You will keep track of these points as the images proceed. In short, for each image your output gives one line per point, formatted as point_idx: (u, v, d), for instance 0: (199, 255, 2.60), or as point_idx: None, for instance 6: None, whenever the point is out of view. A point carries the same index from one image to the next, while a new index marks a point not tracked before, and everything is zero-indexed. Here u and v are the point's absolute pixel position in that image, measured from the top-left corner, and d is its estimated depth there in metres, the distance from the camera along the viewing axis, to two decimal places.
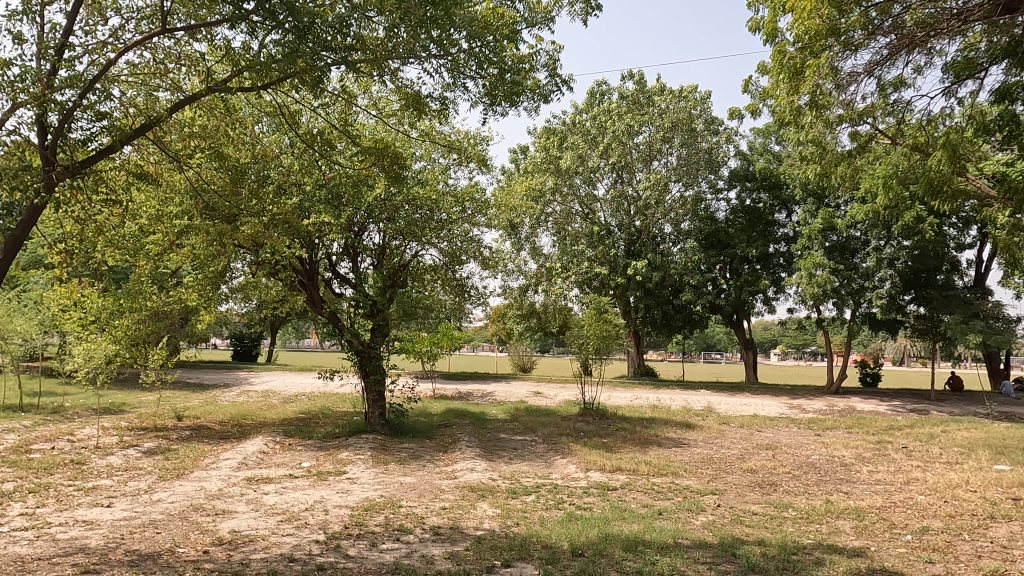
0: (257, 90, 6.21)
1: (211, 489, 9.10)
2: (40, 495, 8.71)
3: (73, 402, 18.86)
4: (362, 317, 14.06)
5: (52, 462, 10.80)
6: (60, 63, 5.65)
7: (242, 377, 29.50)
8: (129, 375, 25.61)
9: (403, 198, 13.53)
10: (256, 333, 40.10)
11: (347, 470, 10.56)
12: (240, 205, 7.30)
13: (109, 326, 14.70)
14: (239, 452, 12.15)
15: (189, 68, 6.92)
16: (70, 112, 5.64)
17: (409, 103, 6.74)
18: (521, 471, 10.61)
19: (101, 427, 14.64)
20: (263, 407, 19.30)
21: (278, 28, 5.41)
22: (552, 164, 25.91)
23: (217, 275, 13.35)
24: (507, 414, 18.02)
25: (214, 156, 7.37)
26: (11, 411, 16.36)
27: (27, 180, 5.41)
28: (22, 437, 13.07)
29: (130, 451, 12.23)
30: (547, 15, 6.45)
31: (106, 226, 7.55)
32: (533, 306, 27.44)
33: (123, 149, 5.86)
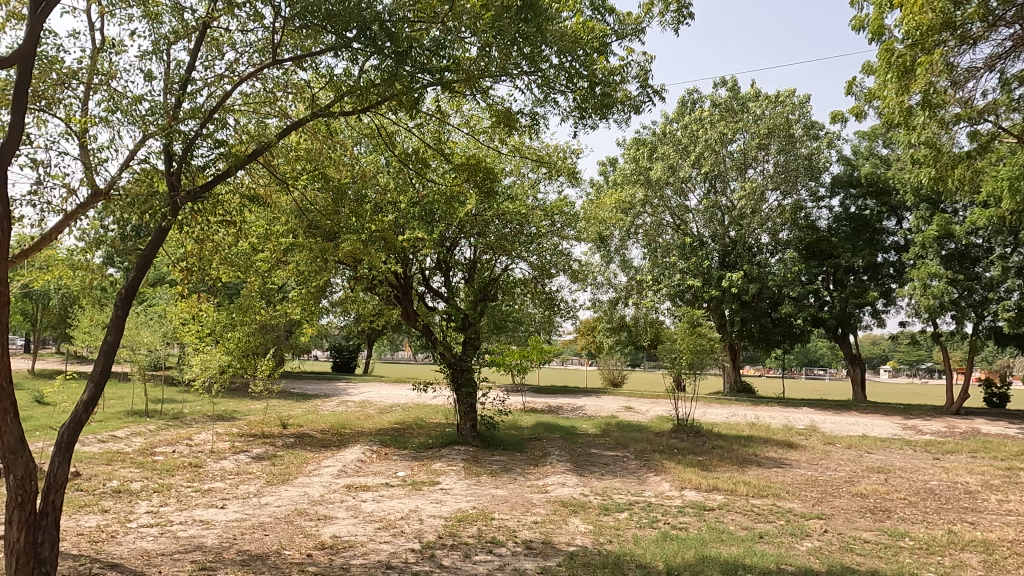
0: (357, 113, 6.50)
1: (313, 495, 9.53)
2: (163, 494, 9.41)
3: (191, 409, 20.29)
4: (454, 330, 14.45)
5: (172, 464, 11.67)
6: (184, 96, 6.17)
7: (341, 388, 30.77)
8: (239, 385, 27.27)
9: (493, 213, 13.75)
10: (353, 346, 41.76)
11: (440, 481, 10.74)
12: (340, 223, 7.69)
13: (223, 339, 15.80)
14: (338, 459, 12.66)
15: (295, 95, 7.33)
16: (193, 141, 6.14)
17: (500, 119, 6.83)
18: (613, 487, 10.46)
19: (215, 433, 15.67)
20: (360, 417, 20.00)
21: (377, 54, 5.67)
22: (642, 175, 25.35)
23: (319, 290, 14.03)
24: (598, 429, 17.79)
25: (317, 178, 7.77)
26: (139, 417, 17.81)
27: (155, 205, 5.97)
28: (148, 441, 14.21)
29: (240, 456, 13.01)
30: (637, 26, 6.38)
31: (223, 246, 8.16)
32: (623, 319, 26.98)
33: (237, 173, 6.33)
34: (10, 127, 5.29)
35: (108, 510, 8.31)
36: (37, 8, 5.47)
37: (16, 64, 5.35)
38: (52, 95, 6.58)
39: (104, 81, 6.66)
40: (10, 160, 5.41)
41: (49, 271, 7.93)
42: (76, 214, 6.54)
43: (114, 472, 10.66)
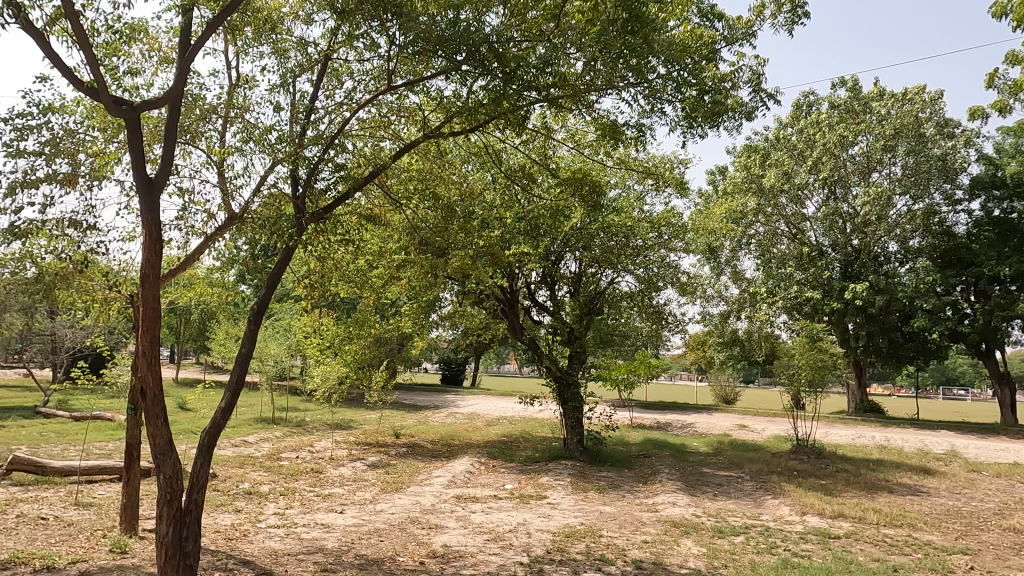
0: (466, 132, 6.71)
1: (425, 504, 9.81)
2: (288, 497, 10.03)
3: (313, 418, 21.52)
4: (560, 344, 14.46)
5: (297, 469, 12.42)
6: (308, 125, 6.63)
7: (450, 400, 31.54)
8: (356, 396, 28.65)
9: (599, 226, 13.65)
10: (461, 359, 42.67)
11: (547, 495, 10.73)
12: (449, 240, 7.95)
13: (341, 351, 16.70)
14: (448, 470, 12.96)
15: (407, 118, 7.66)
16: (316, 165, 6.58)
17: (606, 132, 6.82)
18: (727, 509, 10.00)
19: (334, 441, 16.53)
20: (469, 428, 20.41)
21: (486, 74, 5.86)
22: (754, 183, 24.24)
23: (429, 304, 14.50)
24: (710, 448, 17.14)
25: (428, 197, 8.06)
26: (267, 424, 19.14)
27: (283, 227, 6.44)
28: (275, 446, 15.20)
29: (357, 464, 13.65)
30: (748, 29, 6.16)
31: (342, 263, 8.66)
32: (735, 333, 25.91)
33: (355, 194, 6.72)
34: (162, 160, 5.89)
35: (240, 510, 8.96)
36: (185, 52, 6.07)
37: (167, 103, 5.96)
38: (195, 128, 7.28)
39: (239, 113, 7.29)
40: (162, 190, 6.01)
41: (192, 288, 8.73)
42: (215, 236, 7.17)
43: (246, 474, 11.49)
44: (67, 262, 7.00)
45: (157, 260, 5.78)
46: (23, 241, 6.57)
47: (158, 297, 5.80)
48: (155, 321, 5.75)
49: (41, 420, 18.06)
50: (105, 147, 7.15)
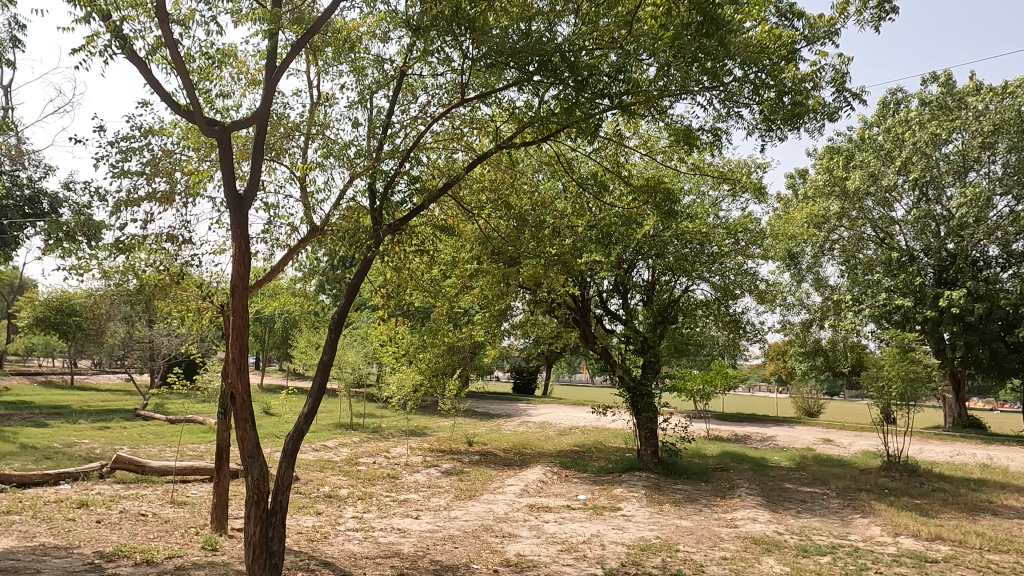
0: (538, 142, 6.75)
1: (498, 512, 9.85)
2: (366, 502, 10.30)
3: (389, 424, 22.06)
4: (633, 353, 14.27)
5: (374, 474, 12.75)
6: (384, 140, 6.84)
7: (522, 408, 31.64)
8: (430, 403, 29.20)
9: (672, 233, 13.37)
10: (533, 368, 42.74)
11: (621, 507, 10.56)
12: (521, 249, 8.00)
13: (416, 359, 17.08)
14: (521, 479, 12.98)
15: (479, 129, 7.78)
16: (393, 179, 6.78)
17: (679, 138, 6.70)
18: (812, 527, 9.54)
19: (409, 447, 16.88)
20: (541, 438, 20.40)
21: (558, 84, 5.91)
22: (838, 186, 23.03)
23: (501, 313, 14.59)
24: (793, 462, 16.46)
25: (500, 207, 8.14)
26: (346, 429, 19.76)
27: (361, 238, 6.66)
28: (353, 451, 15.67)
29: (432, 470, 13.88)
30: (830, 27, 5.91)
31: (417, 273, 8.87)
32: (818, 343, 24.76)
33: (430, 206, 6.87)
34: (250, 177, 6.21)
35: (321, 512, 9.27)
36: (272, 74, 6.39)
37: (255, 123, 6.28)
38: (279, 146, 7.63)
39: (319, 130, 7.60)
40: (250, 205, 6.33)
41: (276, 298, 9.15)
42: (297, 248, 7.49)
43: (326, 478, 11.88)
44: (164, 274, 7.48)
45: (246, 271, 6.09)
46: (126, 254, 7.08)
47: (247, 307, 6.10)
48: (243, 329, 6.05)
49: (142, 422, 19.31)
50: (199, 166, 7.62)
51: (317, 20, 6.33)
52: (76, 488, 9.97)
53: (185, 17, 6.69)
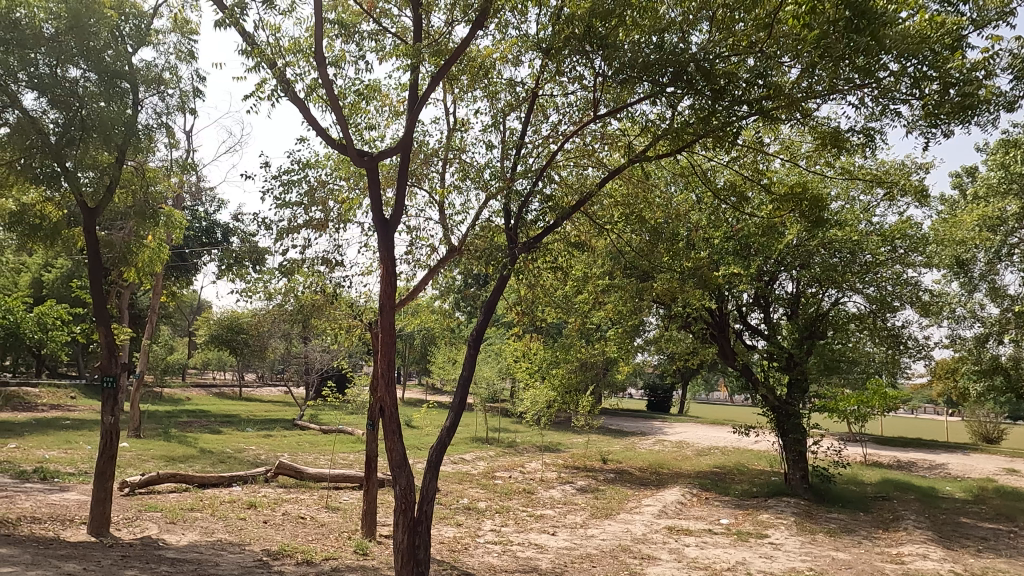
0: (672, 155, 6.63)
1: (636, 533, 9.64)
2: (504, 515, 10.48)
3: (523, 439, 22.34)
4: (777, 370, 13.54)
5: (510, 488, 12.95)
6: (519, 161, 7.03)
7: (657, 426, 30.82)
8: (564, 420, 29.30)
9: (818, 242, 12.53)
10: (667, 385, 41.60)
11: (768, 534, 9.94)
12: (656, 264, 7.85)
13: (549, 375, 17.21)
14: (658, 499, 12.62)
15: (610, 145, 7.77)
16: (527, 198, 6.94)
17: (827, 141, 6.26)
18: (997, 569, 8.44)
19: (544, 463, 17.00)
20: (678, 457, 19.75)
21: (694, 95, 5.79)
22: (1015, 182, 19.58)
23: (633, 328, 14.35)
24: (969, 494, 14.70)
25: (633, 221, 8.04)
26: (481, 443, 20.27)
27: (498, 257, 6.87)
28: (489, 465, 16.03)
29: (567, 487, 13.85)
30: (1004, 8, 5.31)
31: (551, 289, 8.96)
32: (996, 360, 21.75)
33: (563, 223, 6.98)
34: (394, 203, 6.61)
35: (461, 523, 9.55)
36: (414, 104, 6.78)
37: (400, 151, 6.69)
38: (419, 171, 8.07)
39: (456, 154, 7.96)
40: (396, 228, 6.73)
41: (417, 316, 9.60)
42: (438, 268, 7.89)
43: (465, 491, 12.22)
44: (318, 294, 8.15)
45: (392, 290, 6.45)
46: (288, 277, 7.79)
47: (393, 323, 6.44)
48: (391, 345, 6.36)
49: (299, 431, 21.00)
50: (349, 194, 8.22)
51: (454, 51, 6.66)
52: (247, 490, 11.02)
53: (337, 58, 7.29)
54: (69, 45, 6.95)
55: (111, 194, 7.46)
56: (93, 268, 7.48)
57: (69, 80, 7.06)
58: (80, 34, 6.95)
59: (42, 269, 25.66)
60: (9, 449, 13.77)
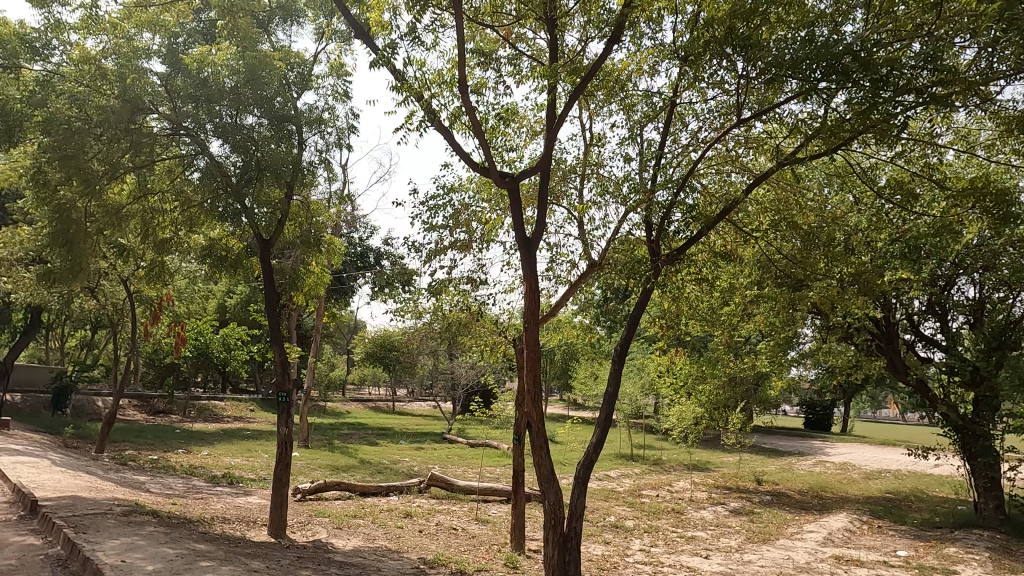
0: (825, 156, 6.21)
1: (799, 560, 8.99)
2: (653, 535, 10.21)
3: (669, 457, 21.66)
4: (959, 386, 12.11)
5: (658, 507, 12.57)
6: (658, 172, 6.91)
7: (817, 446, 28.62)
8: (713, 438, 28.06)
9: (1006, 240, 11.09)
10: (827, 401, 38.58)
11: (957, 570, 8.85)
12: (811, 271, 7.36)
13: (695, 391, 16.60)
14: (823, 525, 11.69)
15: (756, 148, 7.40)
16: (668, 210, 6.80)
17: (1013, 127, 5.55)
18: None
19: (693, 482, 16.35)
20: (844, 480, 18.18)
21: (851, 88, 5.39)
22: None
23: (786, 340, 13.47)
24: None
25: (784, 227, 7.62)
26: (626, 460, 19.92)
27: (641, 271, 6.78)
28: (635, 483, 15.69)
29: (719, 508, 13.22)
30: None
31: (695, 302, 8.69)
32: None
33: (708, 233, 6.77)
34: (536, 221, 6.73)
35: (609, 542, 9.43)
36: (551, 123, 6.89)
37: (539, 170, 6.81)
38: (558, 189, 8.19)
39: (593, 169, 7.98)
40: (538, 246, 6.84)
41: (559, 332, 9.71)
42: (579, 284, 7.94)
43: (612, 508, 12.07)
44: (464, 312, 8.47)
45: (536, 307, 6.54)
46: (436, 297, 8.20)
47: (538, 340, 6.51)
48: (535, 362, 6.42)
49: (448, 444, 21.84)
50: (491, 215, 8.52)
51: (590, 68, 6.70)
52: (403, 500, 11.62)
53: (478, 85, 7.59)
54: (246, 95, 7.81)
55: (282, 226, 8.24)
56: (268, 294, 8.30)
57: (247, 127, 7.94)
58: (255, 85, 7.78)
59: (225, 295, 28.87)
60: (202, 456, 15.55)
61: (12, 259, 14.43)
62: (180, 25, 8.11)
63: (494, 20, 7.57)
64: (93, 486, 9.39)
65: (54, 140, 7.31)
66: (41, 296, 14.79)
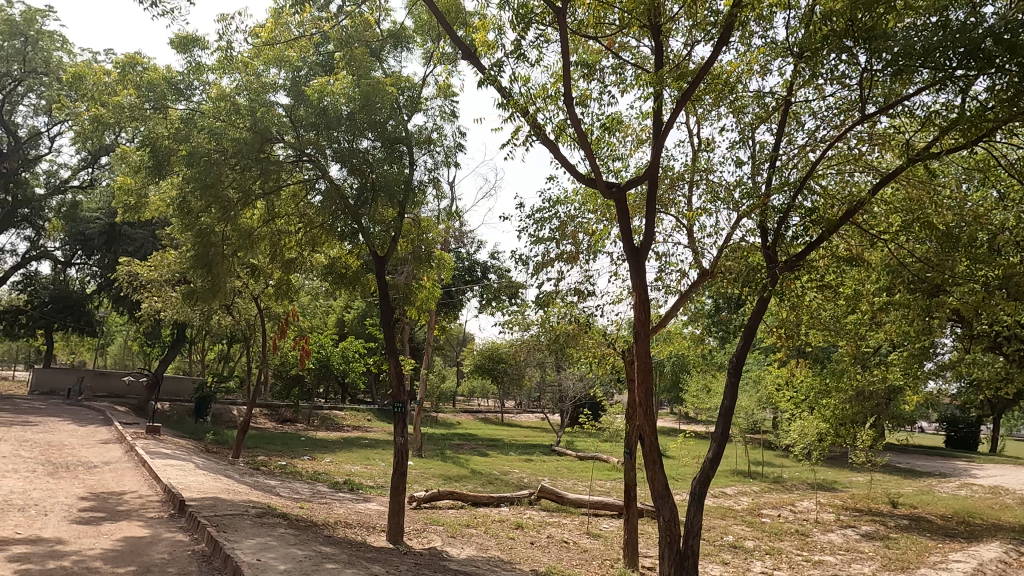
0: (964, 149, 5.72)
1: None
2: (775, 557, 9.68)
3: (791, 475, 20.48)
4: None
5: (780, 528, 11.90)
6: (773, 175, 6.62)
7: (961, 467, 26.07)
8: (839, 456, 26.26)
9: None
10: (972, 418, 35.12)
11: None
12: (951, 274, 6.75)
13: (819, 405, 15.64)
14: (971, 555, 10.60)
15: (881, 145, 6.92)
16: (785, 215, 6.49)
17: None
18: None
19: (818, 502, 15.35)
20: (995, 506, 16.42)
21: (994, 75, 4.93)
22: None
23: (921, 350, 12.41)
24: None
25: (917, 228, 7.05)
26: (743, 477, 19.04)
27: (758, 279, 6.48)
28: (755, 501, 14.94)
29: (848, 531, 12.33)
30: None
31: (816, 310, 8.20)
32: None
33: (831, 237, 6.40)
34: (644, 231, 6.62)
35: (728, 563, 9.03)
36: (658, 130, 6.78)
37: (647, 179, 6.70)
38: (666, 198, 8.04)
39: (702, 176, 7.77)
40: (648, 255, 6.73)
41: (670, 344, 9.48)
42: (690, 293, 7.73)
43: (729, 527, 11.56)
44: (572, 324, 8.47)
45: (646, 317, 6.42)
46: (544, 308, 8.26)
47: (649, 352, 6.38)
48: (647, 374, 6.28)
49: (557, 456, 21.81)
50: (598, 225, 8.49)
51: (698, 72, 6.55)
52: (514, 511, 11.72)
53: (582, 97, 7.62)
54: (362, 121, 8.26)
55: (396, 243, 8.61)
56: (384, 308, 8.69)
57: (363, 151, 8.38)
58: (369, 111, 8.21)
59: (344, 310, 30.49)
60: (325, 463, 16.43)
61: (162, 280, 15.99)
62: (303, 59, 8.69)
63: (596, 31, 7.57)
64: (231, 488, 10.15)
65: (196, 171, 7.99)
66: (185, 313, 16.27)
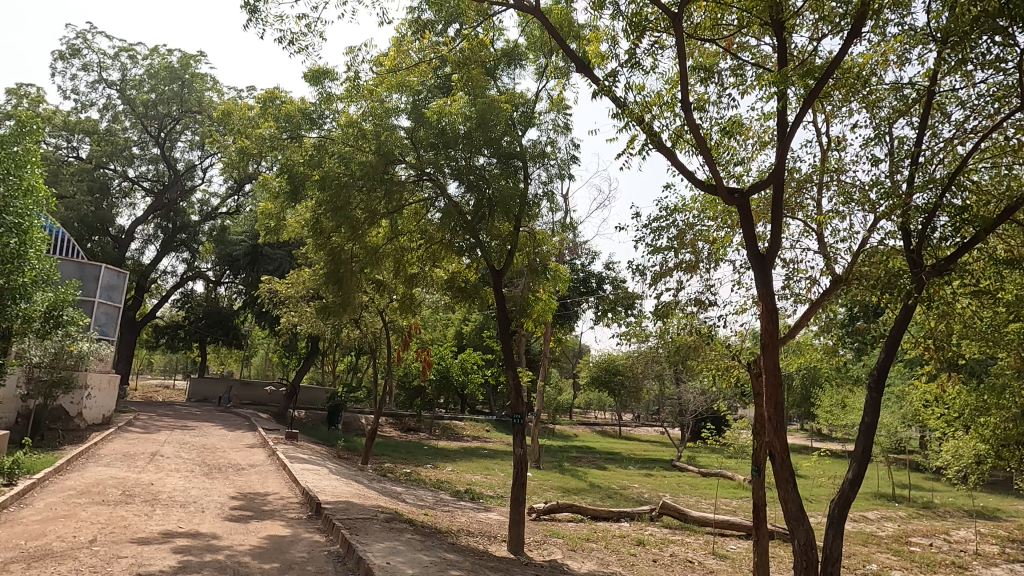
0: None
1: None
2: None
3: (943, 500, 18.60)
4: None
5: (934, 559, 10.81)
6: (915, 172, 6.11)
7: None
8: (1003, 482, 23.52)
9: None
10: None
11: None
12: None
13: (976, 425, 14.11)
14: None
15: None
16: (930, 215, 5.97)
17: None
18: None
19: (978, 532, 13.81)
20: None
21: None
22: None
23: None
24: None
25: None
26: (887, 501, 17.52)
27: (900, 285, 5.97)
28: (901, 528, 13.70)
29: (1017, 567, 10.98)
30: None
31: (971, 319, 7.41)
32: None
33: (987, 237, 5.81)
34: (770, 237, 6.32)
35: None
36: (783, 130, 6.47)
37: (772, 182, 6.39)
38: (794, 201, 7.63)
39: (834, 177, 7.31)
40: (775, 262, 6.42)
41: (801, 356, 8.93)
42: (823, 301, 7.26)
43: (873, 555, 10.66)
44: (693, 335, 8.21)
45: (774, 327, 6.10)
46: (663, 319, 8.07)
47: (778, 363, 6.05)
48: (776, 388, 5.95)
49: (678, 472, 21.14)
50: (719, 233, 8.21)
51: (827, 68, 6.21)
52: (635, 527, 11.46)
53: (700, 102, 7.43)
54: (478, 139, 8.50)
55: (513, 256, 8.76)
56: (501, 320, 8.84)
57: (479, 167, 8.62)
58: (485, 129, 8.44)
59: (462, 323, 31.35)
60: (447, 472, 16.90)
61: (298, 297, 17.23)
62: (422, 83, 9.07)
63: (712, 34, 7.37)
64: (361, 493, 10.69)
65: (328, 194, 8.57)
66: (319, 327, 17.39)
